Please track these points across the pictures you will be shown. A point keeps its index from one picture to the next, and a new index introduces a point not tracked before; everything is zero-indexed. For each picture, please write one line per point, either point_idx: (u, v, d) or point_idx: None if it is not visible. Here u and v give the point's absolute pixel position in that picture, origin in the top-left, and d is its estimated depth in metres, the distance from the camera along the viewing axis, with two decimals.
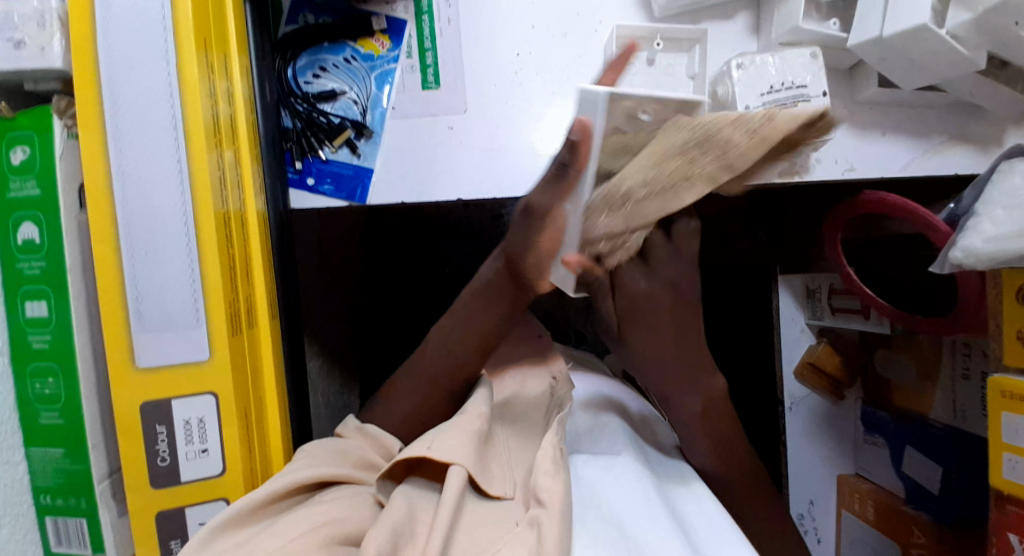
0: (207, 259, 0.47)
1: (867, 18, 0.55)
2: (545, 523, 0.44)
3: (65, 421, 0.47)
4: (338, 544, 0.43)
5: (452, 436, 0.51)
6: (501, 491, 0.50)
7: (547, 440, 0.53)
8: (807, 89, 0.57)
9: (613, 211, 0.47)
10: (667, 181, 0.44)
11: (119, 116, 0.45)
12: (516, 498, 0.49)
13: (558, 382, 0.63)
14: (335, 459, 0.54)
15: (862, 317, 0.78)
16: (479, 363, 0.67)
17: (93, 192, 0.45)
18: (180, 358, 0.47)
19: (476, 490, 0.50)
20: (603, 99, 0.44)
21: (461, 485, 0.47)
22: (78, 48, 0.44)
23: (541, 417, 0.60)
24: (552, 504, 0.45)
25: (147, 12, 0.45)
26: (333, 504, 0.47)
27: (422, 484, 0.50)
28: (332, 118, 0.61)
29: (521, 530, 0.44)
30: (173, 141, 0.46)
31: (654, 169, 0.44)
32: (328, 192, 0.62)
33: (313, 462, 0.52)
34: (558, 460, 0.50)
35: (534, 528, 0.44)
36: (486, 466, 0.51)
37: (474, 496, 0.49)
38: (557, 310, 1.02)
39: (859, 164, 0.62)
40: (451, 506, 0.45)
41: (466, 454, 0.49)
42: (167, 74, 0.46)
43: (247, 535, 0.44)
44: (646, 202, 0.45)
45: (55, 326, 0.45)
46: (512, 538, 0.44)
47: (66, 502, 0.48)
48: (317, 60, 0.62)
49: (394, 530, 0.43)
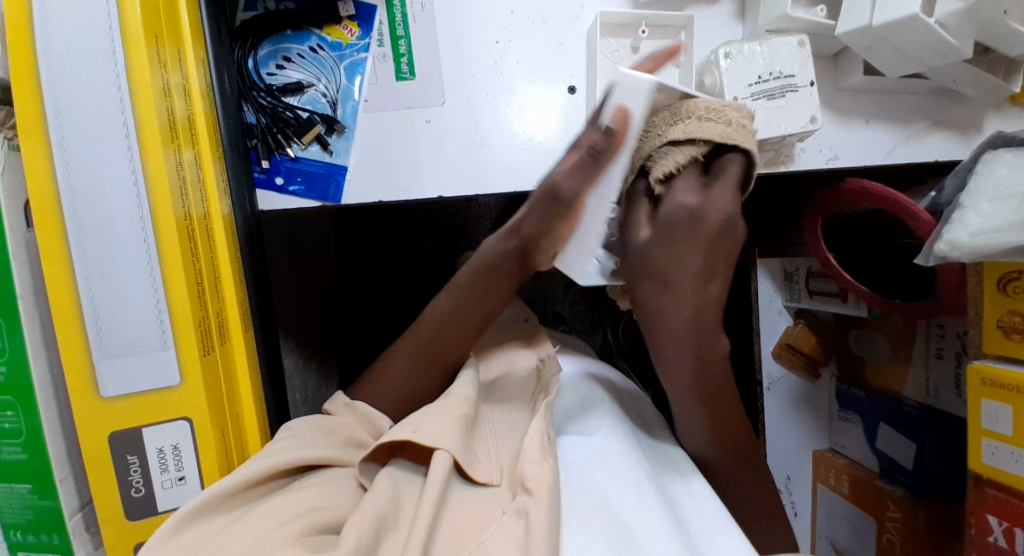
0: (174, 275, 0.43)
1: (855, 4, 0.53)
2: (533, 513, 0.43)
3: (28, 456, 0.43)
4: (315, 534, 0.41)
5: (437, 418, 0.49)
6: (487, 477, 0.48)
7: (535, 424, 0.51)
8: (795, 78, 0.56)
9: (674, 122, 0.52)
10: (723, 118, 0.51)
11: (65, 127, 0.41)
12: (504, 485, 0.48)
13: (546, 363, 0.61)
14: (320, 438, 0.51)
15: (839, 301, 0.79)
16: (467, 345, 0.61)
17: (40, 210, 0.41)
18: (149, 384, 0.44)
19: (463, 476, 0.48)
20: (647, 87, 0.49)
21: (447, 472, 0.45)
22: (14, 46, 0.40)
23: (525, 402, 0.58)
24: (539, 491, 0.44)
25: (89, 10, 0.41)
26: (314, 492, 0.44)
27: (406, 468, 0.48)
28: (300, 113, 0.58)
29: (509, 519, 0.43)
30: (126, 151, 0.42)
31: (717, 104, 0.52)
32: (299, 192, 0.58)
33: (296, 444, 0.49)
34: (546, 446, 0.49)
35: (522, 517, 0.43)
36: (473, 450, 0.49)
37: (460, 482, 0.48)
38: (539, 290, 1.00)
39: (843, 152, 0.61)
40: (435, 493, 0.44)
41: (453, 438, 0.47)
42: (116, 75, 0.41)
43: (219, 526, 0.42)
44: (705, 128, 0.51)
45: (10, 357, 0.42)
46: (499, 528, 0.43)
47: (37, 539, 0.45)
48: (280, 49, 0.58)
49: (378, 519, 0.41)
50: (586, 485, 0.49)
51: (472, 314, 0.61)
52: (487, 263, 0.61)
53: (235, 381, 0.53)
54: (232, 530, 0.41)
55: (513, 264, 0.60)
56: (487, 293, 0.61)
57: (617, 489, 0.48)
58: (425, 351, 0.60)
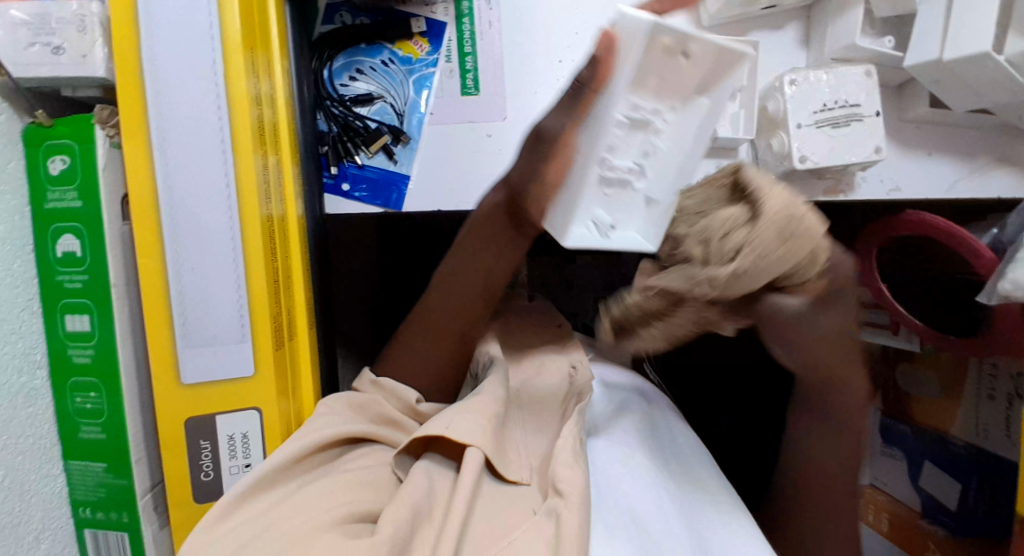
0: (255, 269, 0.45)
1: (925, 38, 0.53)
2: (564, 514, 0.43)
3: (107, 436, 0.45)
4: (355, 521, 0.42)
5: (471, 413, 0.49)
6: (517, 476, 0.48)
7: (568, 429, 0.51)
8: (861, 108, 0.56)
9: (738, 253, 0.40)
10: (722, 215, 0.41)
11: (166, 128, 0.42)
12: (534, 484, 0.48)
13: (578, 371, 0.58)
14: (355, 417, 0.52)
15: (890, 333, 0.76)
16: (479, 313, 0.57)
17: (138, 201, 0.43)
18: (224, 375, 0.46)
19: (493, 474, 0.48)
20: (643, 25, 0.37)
21: (478, 467, 0.46)
22: (122, 53, 0.42)
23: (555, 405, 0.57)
24: (571, 494, 0.44)
25: (194, 19, 0.42)
26: (350, 481, 0.45)
27: (439, 462, 0.48)
28: (369, 123, 0.60)
29: (540, 519, 0.43)
30: (220, 154, 0.44)
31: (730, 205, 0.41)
32: (363, 198, 0.61)
33: (333, 423, 0.50)
34: (578, 451, 0.48)
35: (554, 518, 0.43)
36: (504, 451, 0.49)
37: (490, 479, 0.48)
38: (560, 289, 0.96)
39: (905, 185, 0.61)
40: (469, 487, 0.44)
41: (485, 435, 0.47)
42: (215, 84, 0.43)
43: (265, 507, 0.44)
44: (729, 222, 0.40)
45: (99, 340, 0.44)
46: (531, 527, 0.43)
47: (107, 516, 0.46)
48: (353, 62, 0.60)
49: (414, 509, 0.42)
50: (622, 497, 0.48)
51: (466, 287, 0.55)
52: (477, 232, 0.52)
53: (299, 376, 0.54)
54: (280, 512, 0.43)
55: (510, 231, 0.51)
56: (480, 263, 0.54)
57: (646, 509, 0.47)
58: (430, 328, 0.58)
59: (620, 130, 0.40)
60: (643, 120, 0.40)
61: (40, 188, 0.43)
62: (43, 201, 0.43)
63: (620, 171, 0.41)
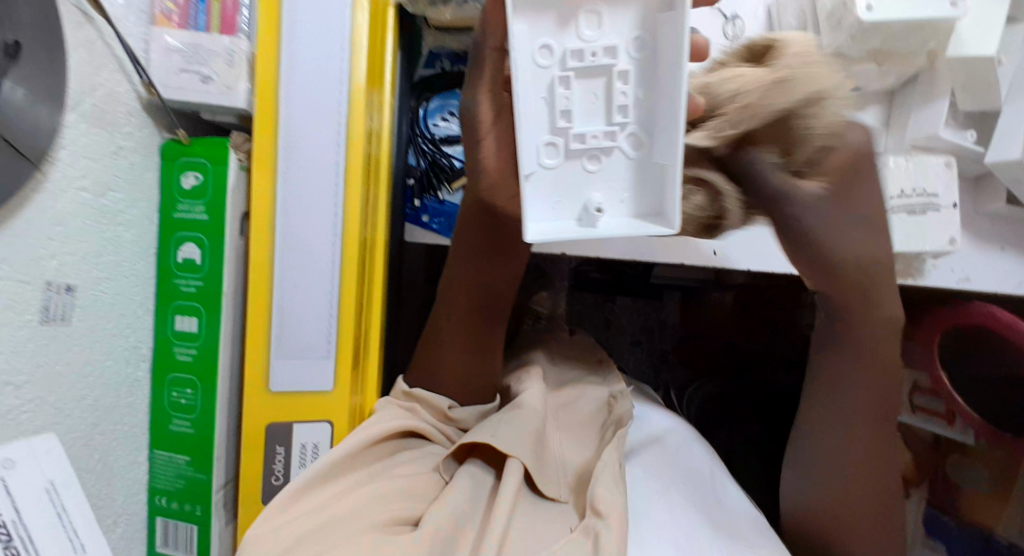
0: (347, 286, 0.49)
1: (1008, 137, 0.54)
2: (603, 534, 0.43)
3: (194, 432, 0.48)
4: (396, 525, 0.43)
5: (515, 428, 0.49)
6: (555, 493, 0.49)
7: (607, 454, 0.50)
8: (938, 198, 0.57)
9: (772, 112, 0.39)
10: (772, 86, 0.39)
11: (291, 158, 0.47)
12: (571, 503, 0.49)
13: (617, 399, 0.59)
14: (399, 414, 0.54)
15: (942, 422, 0.72)
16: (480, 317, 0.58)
17: (258, 218, 0.47)
18: (306, 386, 0.49)
19: (532, 490, 0.49)
20: None
21: (518, 480, 0.46)
22: (265, 90, 0.46)
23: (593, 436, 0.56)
24: (609, 516, 0.44)
25: (327, 63, 0.46)
26: (400, 483, 0.47)
27: (483, 469, 0.49)
28: (455, 162, 0.63)
29: (576, 537, 0.44)
30: (333, 185, 0.47)
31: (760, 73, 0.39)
32: (439, 231, 0.64)
33: (380, 420, 0.52)
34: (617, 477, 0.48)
35: (591, 537, 0.44)
36: (544, 466, 0.50)
37: (529, 495, 0.48)
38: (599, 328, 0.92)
39: (975, 276, 0.61)
40: (509, 498, 0.45)
41: (525, 450, 0.48)
42: (337, 124, 0.47)
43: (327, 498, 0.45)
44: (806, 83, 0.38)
45: (203, 343, 0.47)
46: (568, 544, 0.43)
47: (180, 507, 0.49)
48: (447, 104, 0.64)
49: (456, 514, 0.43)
50: (662, 533, 0.47)
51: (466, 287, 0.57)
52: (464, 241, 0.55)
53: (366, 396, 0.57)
54: (337, 506, 0.44)
55: (493, 236, 0.53)
56: (469, 273, 0.57)
57: None
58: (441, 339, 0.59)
59: (565, 86, 0.36)
60: (594, 61, 0.35)
61: (173, 199, 0.48)
62: (173, 211, 0.48)
63: (590, 135, 0.36)
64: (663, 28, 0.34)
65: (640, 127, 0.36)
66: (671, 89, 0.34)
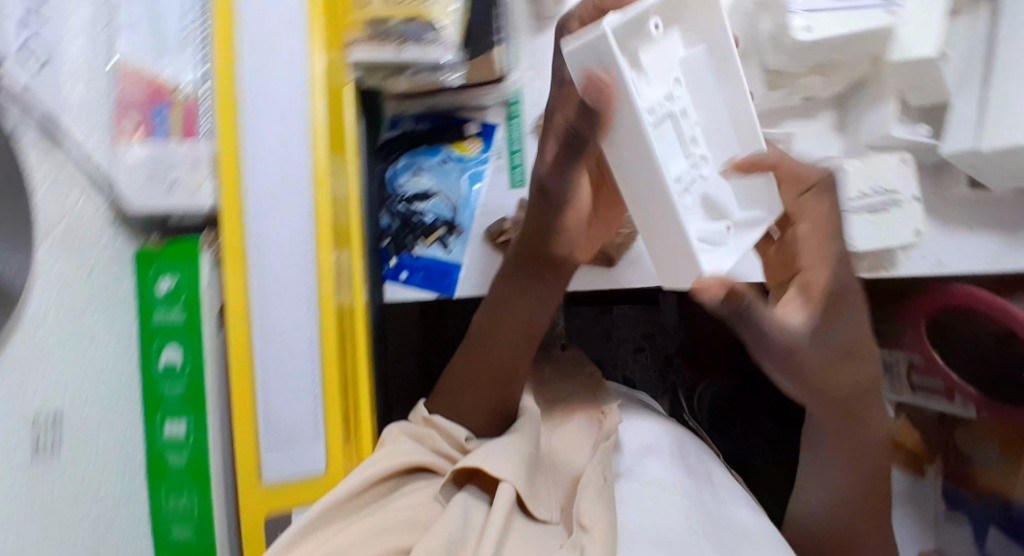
0: (329, 368, 0.48)
1: (962, 128, 0.55)
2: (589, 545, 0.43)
3: (196, 538, 0.48)
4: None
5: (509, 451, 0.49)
6: (547, 515, 0.49)
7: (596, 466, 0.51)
8: (899, 194, 0.57)
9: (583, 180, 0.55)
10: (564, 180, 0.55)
11: (262, 248, 0.47)
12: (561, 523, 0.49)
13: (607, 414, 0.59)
14: (413, 444, 0.52)
15: (944, 399, 0.74)
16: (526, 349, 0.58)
17: (233, 312, 0.47)
18: (298, 472, 0.49)
19: (522, 512, 0.49)
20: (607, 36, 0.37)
21: (508, 505, 0.46)
22: (228, 186, 0.47)
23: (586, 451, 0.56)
24: (595, 529, 0.44)
25: (288, 152, 0.47)
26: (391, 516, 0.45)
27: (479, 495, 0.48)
28: (426, 217, 0.64)
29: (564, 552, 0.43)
30: (305, 269, 0.48)
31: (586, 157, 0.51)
32: (419, 283, 0.63)
33: (394, 452, 0.51)
34: (602, 488, 0.49)
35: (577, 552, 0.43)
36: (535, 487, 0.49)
37: (521, 517, 0.48)
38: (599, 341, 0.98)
39: (950, 259, 0.61)
40: (501, 524, 0.44)
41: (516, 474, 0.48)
42: (304, 210, 0.47)
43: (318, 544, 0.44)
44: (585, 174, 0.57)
45: (193, 444, 0.48)
46: None
47: None
48: (414, 162, 0.65)
49: (449, 537, 0.42)
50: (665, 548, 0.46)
51: (528, 322, 0.57)
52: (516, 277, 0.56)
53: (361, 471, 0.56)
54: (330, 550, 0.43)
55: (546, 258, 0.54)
56: (524, 306, 0.57)
57: None
58: (478, 363, 0.58)
59: (654, 134, 0.41)
60: (667, 110, 0.41)
61: (151, 306, 0.48)
62: (152, 319, 0.48)
63: (695, 163, 0.43)
64: (703, 72, 0.42)
65: (705, 151, 0.43)
66: (721, 107, 0.43)
